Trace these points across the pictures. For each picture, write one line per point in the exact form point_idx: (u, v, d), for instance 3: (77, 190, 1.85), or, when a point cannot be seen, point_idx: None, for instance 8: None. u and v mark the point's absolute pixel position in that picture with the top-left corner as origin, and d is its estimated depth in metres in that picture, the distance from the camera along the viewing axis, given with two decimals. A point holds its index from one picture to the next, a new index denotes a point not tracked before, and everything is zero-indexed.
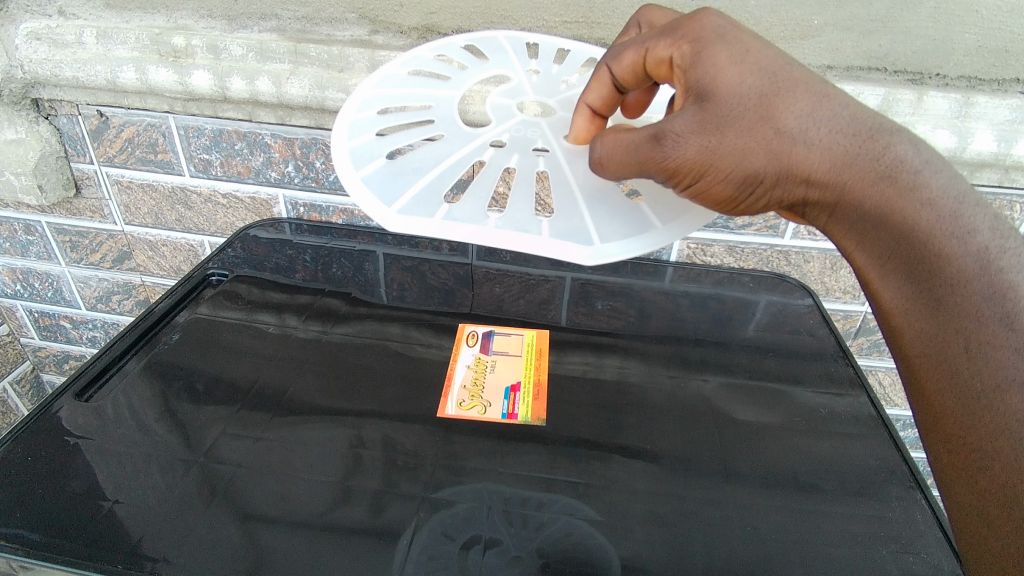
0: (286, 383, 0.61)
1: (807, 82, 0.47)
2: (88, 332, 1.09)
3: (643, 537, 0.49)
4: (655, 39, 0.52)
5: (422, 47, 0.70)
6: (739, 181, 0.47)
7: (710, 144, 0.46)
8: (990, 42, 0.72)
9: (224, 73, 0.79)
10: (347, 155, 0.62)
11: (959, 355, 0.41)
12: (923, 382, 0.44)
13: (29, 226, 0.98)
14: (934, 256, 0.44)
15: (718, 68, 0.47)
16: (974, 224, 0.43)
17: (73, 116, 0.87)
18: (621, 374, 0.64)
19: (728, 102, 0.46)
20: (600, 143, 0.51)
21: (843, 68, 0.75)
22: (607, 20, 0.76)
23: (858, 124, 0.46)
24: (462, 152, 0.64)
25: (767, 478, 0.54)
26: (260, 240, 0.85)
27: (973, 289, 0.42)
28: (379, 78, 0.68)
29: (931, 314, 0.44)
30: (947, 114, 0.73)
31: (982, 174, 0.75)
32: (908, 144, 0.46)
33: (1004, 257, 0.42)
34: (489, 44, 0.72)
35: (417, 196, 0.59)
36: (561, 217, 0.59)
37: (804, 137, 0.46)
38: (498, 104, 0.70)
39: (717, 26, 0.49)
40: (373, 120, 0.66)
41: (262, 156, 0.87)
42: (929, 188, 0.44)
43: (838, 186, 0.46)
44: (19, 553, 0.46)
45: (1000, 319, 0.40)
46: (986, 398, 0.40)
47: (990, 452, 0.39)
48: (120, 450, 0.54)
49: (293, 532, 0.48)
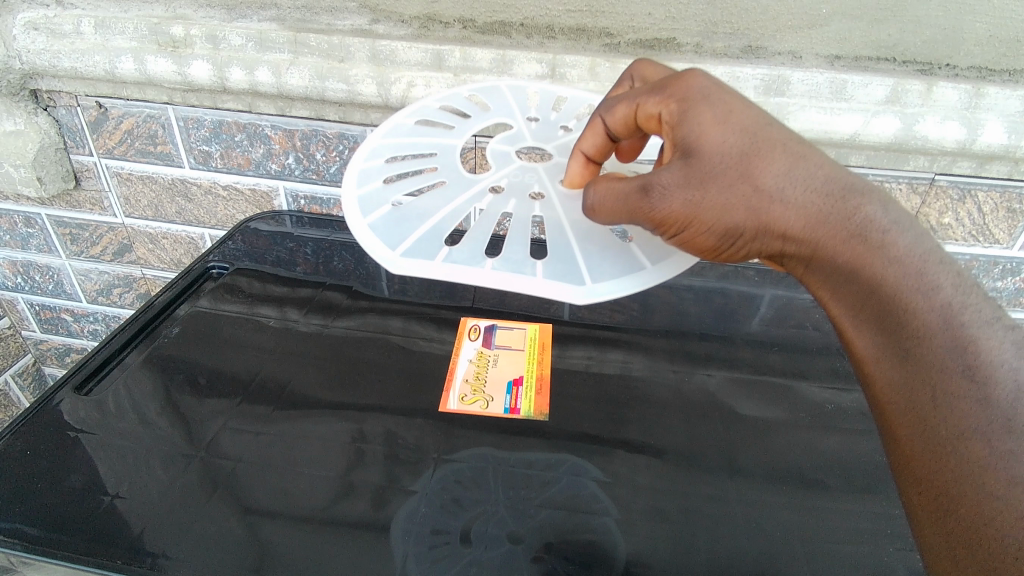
0: (288, 377, 0.60)
1: (785, 141, 0.46)
2: (90, 325, 1.09)
3: (648, 533, 0.48)
4: (648, 95, 0.51)
5: (427, 99, 0.71)
6: (721, 234, 0.47)
7: (694, 198, 0.46)
8: (1001, 32, 0.71)
9: (223, 63, 0.78)
10: (353, 202, 0.61)
11: (926, 405, 0.42)
12: (894, 428, 0.44)
13: (29, 219, 0.97)
14: (901, 311, 0.43)
15: (703, 127, 0.46)
16: (938, 281, 0.43)
17: (72, 108, 0.86)
18: (624, 369, 0.63)
19: (711, 159, 0.46)
20: (591, 190, 0.51)
21: (851, 58, 0.74)
22: (611, 8, 0.74)
23: (833, 184, 0.45)
24: (463, 197, 0.63)
25: (772, 473, 0.53)
26: (261, 233, 0.84)
27: (937, 343, 0.42)
28: (385, 129, 0.69)
29: (901, 363, 0.44)
30: (957, 106, 0.72)
31: (992, 166, 0.74)
32: (880, 204, 0.45)
33: (968, 314, 0.42)
34: (491, 93, 0.73)
35: (420, 240, 0.58)
36: (551, 258, 0.57)
37: (782, 195, 0.45)
38: (498, 150, 0.69)
39: (703, 86, 0.49)
40: (381, 168, 0.65)
41: (262, 148, 0.86)
42: (897, 246, 0.44)
43: (815, 241, 0.45)
44: (18, 548, 0.45)
45: (962, 372, 0.41)
46: (951, 445, 0.40)
47: (957, 495, 0.40)
48: (120, 444, 0.53)
49: (295, 526, 0.47)
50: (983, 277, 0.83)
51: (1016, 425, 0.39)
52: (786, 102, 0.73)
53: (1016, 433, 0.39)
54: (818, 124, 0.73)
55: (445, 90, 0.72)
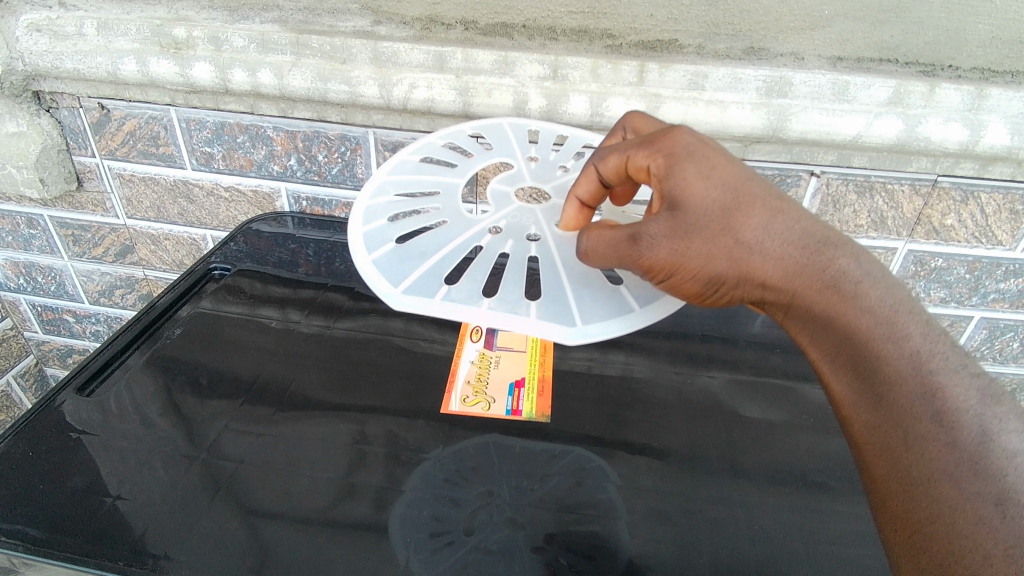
0: (291, 378, 0.60)
1: (765, 196, 0.47)
2: (92, 326, 1.10)
3: (649, 535, 0.48)
4: (638, 148, 0.52)
5: (432, 136, 0.73)
6: (707, 281, 0.48)
7: (679, 248, 0.47)
8: (1005, 33, 0.71)
9: (225, 64, 0.77)
10: (359, 238, 0.63)
11: (899, 445, 0.42)
12: (869, 466, 0.44)
13: (32, 220, 0.97)
14: (873, 357, 0.44)
15: (689, 182, 0.47)
16: (908, 329, 0.44)
17: (74, 109, 0.86)
18: (626, 370, 0.63)
19: (695, 212, 0.47)
20: (585, 236, 0.53)
21: (854, 60, 0.73)
22: (613, 10, 0.74)
23: (809, 237, 0.46)
24: (461, 237, 0.64)
25: (775, 475, 0.53)
26: (263, 234, 0.84)
27: (908, 388, 0.42)
28: (393, 165, 0.70)
29: (875, 404, 0.44)
30: (960, 107, 0.72)
31: (994, 168, 0.74)
32: (853, 258, 0.46)
33: (938, 361, 0.43)
34: (494, 131, 0.74)
35: (421, 277, 0.59)
36: (544, 299, 0.58)
37: (761, 248, 0.46)
38: (497, 191, 0.70)
39: (689, 142, 0.50)
40: (388, 204, 0.67)
41: (264, 149, 0.86)
42: (870, 297, 0.45)
43: (793, 291, 0.46)
44: (20, 549, 0.45)
45: (932, 415, 0.41)
46: (923, 486, 0.41)
47: (930, 534, 0.40)
48: (122, 445, 0.53)
49: (297, 527, 0.47)
50: (985, 279, 0.83)
51: (983, 466, 0.39)
52: (789, 104, 0.73)
53: (983, 474, 0.39)
54: (820, 125, 0.72)
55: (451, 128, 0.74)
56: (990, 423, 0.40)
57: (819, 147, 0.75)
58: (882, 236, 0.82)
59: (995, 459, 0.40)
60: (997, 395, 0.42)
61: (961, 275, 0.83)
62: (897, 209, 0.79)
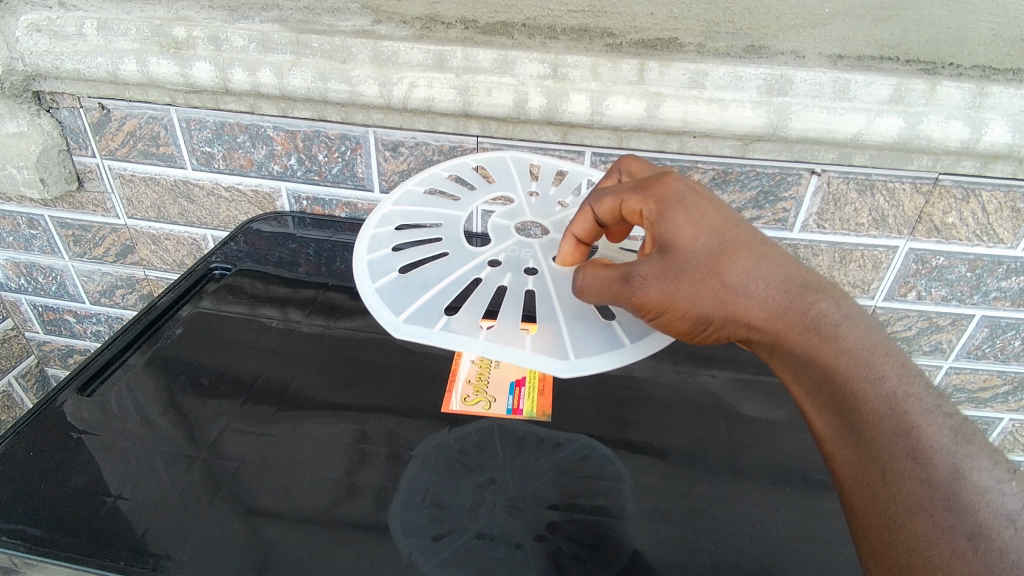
0: (292, 378, 0.60)
1: (750, 242, 0.49)
2: (92, 327, 1.10)
3: (650, 533, 0.48)
4: (631, 193, 0.54)
5: (438, 168, 0.76)
6: (693, 320, 0.48)
7: (669, 289, 0.48)
8: (1006, 31, 0.70)
9: (225, 64, 0.77)
10: (365, 266, 0.64)
11: (877, 481, 0.42)
12: (850, 502, 0.44)
13: (32, 220, 0.98)
14: (850, 396, 0.44)
15: (678, 227, 0.49)
16: (884, 370, 0.44)
17: (75, 109, 0.86)
18: (627, 370, 0.63)
19: (684, 256, 0.48)
20: (580, 273, 0.55)
21: (854, 58, 0.73)
22: (613, 8, 0.74)
23: (791, 282, 0.47)
24: (463, 268, 0.65)
25: (776, 474, 0.53)
26: (263, 234, 0.84)
27: (884, 426, 0.43)
28: (398, 197, 0.73)
29: (854, 441, 0.44)
30: (961, 105, 0.71)
31: (995, 166, 0.74)
32: (833, 302, 0.47)
33: (912, 400, 0.43)
34: (497, 166, 0.78)
35: (424, 305, 0.59)
36: (539, 331, 0.57)
37: (745, 291, 0.47)
38: (498, 225, 0.73)
39: (679, 190, 0.51)
40: (391, 234, 0.69)
41: (264, 149, 0.86)
42: (847, 339, 0.45)
43: (776, 332, 0.47)
44: (21, 549, 0.45)
45: (906, 453, 0.42)
46: (899, 520, 0.41)
47: (904, 569, 0.40)
48: (123, 445, 0.53)
49: (298, 527, 0.47)
50: (987, 277, 0.83)
51: (956, 503, 0.39)
52: (790, 102, 0.72)
53: (955, 509, 0.39)
54: (821, 123, 0.72)
55: (455, 160, 0.77)
56: (962, 460, 0.41)
57: (820, 146, 0.75)
58: (883, 235, 0.82)
59: (968, 495, 0.39)
60: (969, 435, 0.42)
61: (962, 273, 0.83)
62: (897, 207, 0.79)
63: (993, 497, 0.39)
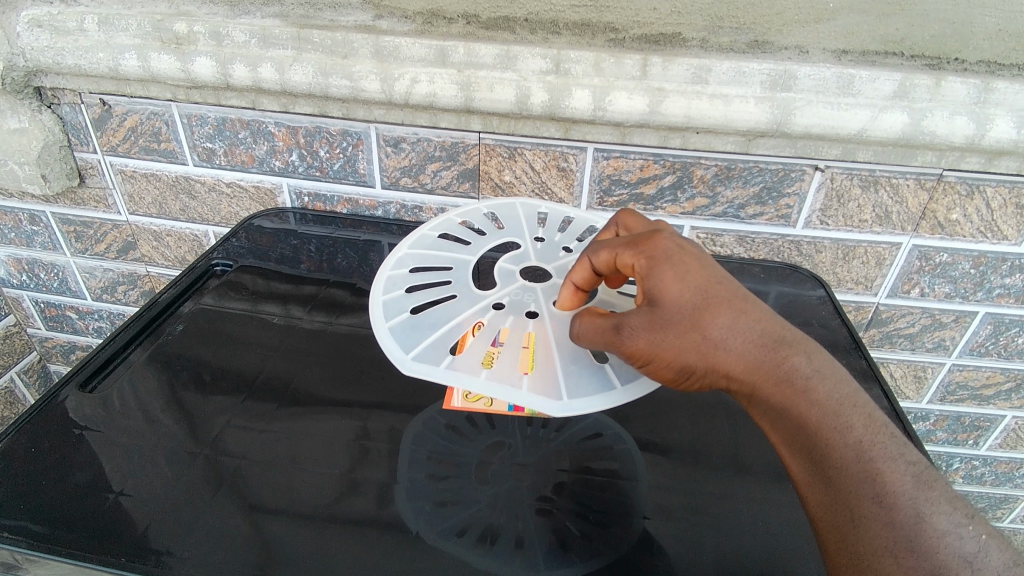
0: (293, 374, 0.60)
1: (732, 296, 0.49)
2: (95, 322, 1.10)
3: (654, 527, 0.48)
4: (624, 247, 0.53)
5: (451, 213, 0.77)
6: (677, 371, 0.48)
7: (654, 341, 0.47)
8: (1011, 26, 0.70)
9: (226, 59, 0.77)
10: (378, 307, 0.63)
11: (846, 524, 0.42)
12: (823, 544, 0.44)
13: (34, 217, 0.97)
14: (821, 444, 0.45)
15: (665, 282, 0.49)
16: (851, 421, 0.45)
17: (76, 105, 0.86)
18: None
19: (668, 309, 0.48)
20: (577, 320, 0.54)
21: (859, 53, 0.73)
22: (617, 3, 0.73)
23: (770, 336, 0.47)
24: (470, 311, 0.63)
25: (779, 470, 0.53)
26: (264, 231, 0.85)
27: (852, 473, 0.43)
28: (413, 239, 0.73)
29: (826, 486, 0.44)
30: (966, 100, 0.71)
31: (1000, 163, 0.74)
32: (810, 356, 0.47)
33: (877, 449, 0.43)
34: (506, 211, 0.78)
35: (428, 349, 0.58)
36: (536, 372, 0.56)
37: (727, 344, 0.47)
38: (503, 269, 0.70)
39: (668, 247, 0.51)
40: (405, 276, 0.68)
41: (265, 145, 0.86)
42: (818, 390, 0.46)
43: (753, 383, 0.47)
44: (22, 545, 0.45)
45: (873, 498, 0.42)
46: (866, 561, 0.40)
47: None
48: (125, 441, 0.53)
49: (300, 523, 0.47)
50: (990, 274, 0.83)
51: (918, 545, 0.39)
52: (793, 97, 0.72)
53: (919, 552, 0.39)
54: (825, 119, 0.72)
55: (467, 207, 0.78)
56: (924, 506, 0.41)
57: (824, 142, 0.75)
58: (886, 231, 0.81)
59: (929, 538, 0.40)
60: (931, 481, 0.42)
61: (965, 270, 0.83)
62: (901, 204, 0.79)
63: (952, 540, 0.39)
